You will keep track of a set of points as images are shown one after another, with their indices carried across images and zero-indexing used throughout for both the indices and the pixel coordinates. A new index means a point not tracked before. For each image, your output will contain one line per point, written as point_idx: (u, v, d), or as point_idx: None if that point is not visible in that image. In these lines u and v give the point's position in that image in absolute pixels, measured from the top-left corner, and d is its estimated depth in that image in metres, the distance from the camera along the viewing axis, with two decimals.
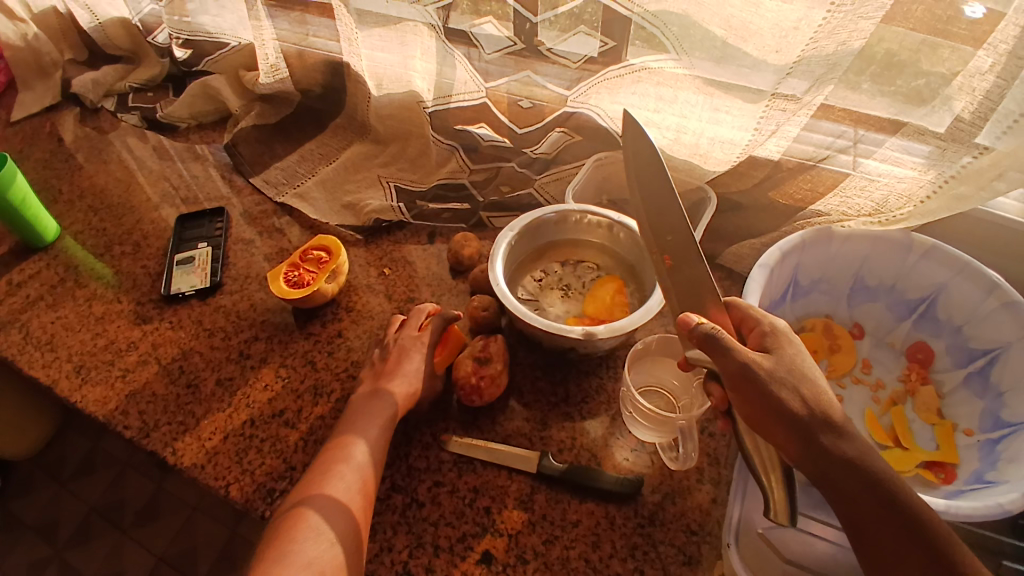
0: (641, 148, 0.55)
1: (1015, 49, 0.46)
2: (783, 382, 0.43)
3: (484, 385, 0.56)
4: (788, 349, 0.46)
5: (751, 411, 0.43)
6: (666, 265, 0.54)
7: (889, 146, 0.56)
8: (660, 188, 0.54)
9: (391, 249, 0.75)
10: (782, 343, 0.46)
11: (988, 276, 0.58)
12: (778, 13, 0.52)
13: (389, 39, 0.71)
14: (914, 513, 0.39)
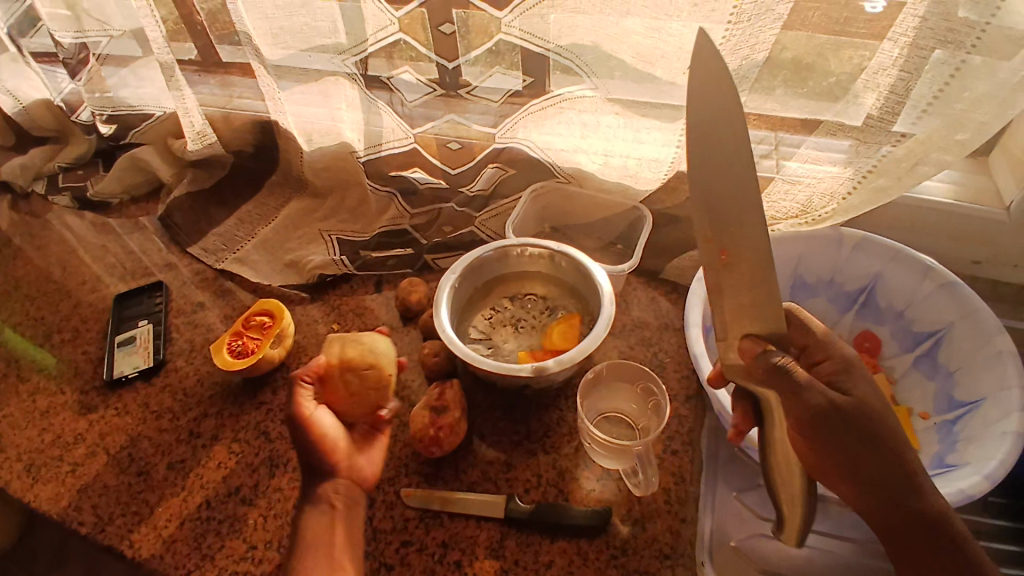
0: (695, 88, 0.42)
1: (916, 40, 0.49)
2: (853, 421, 0.42)
3: (442, 435, 0.55)
4: (850, 378, 0.45)
5: (817, 448, 0.42)
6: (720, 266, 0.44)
7: (807, 147, 0.58)
8: (723, 146, 0.42)
9: (337, 304, 0.74)
10: (849, 370, 0.45)
11: (921, 261, 0.59)
12: (681, 37, 0.55)
13: (312, 93, 0.71)
14: (943, 526, 0.42)
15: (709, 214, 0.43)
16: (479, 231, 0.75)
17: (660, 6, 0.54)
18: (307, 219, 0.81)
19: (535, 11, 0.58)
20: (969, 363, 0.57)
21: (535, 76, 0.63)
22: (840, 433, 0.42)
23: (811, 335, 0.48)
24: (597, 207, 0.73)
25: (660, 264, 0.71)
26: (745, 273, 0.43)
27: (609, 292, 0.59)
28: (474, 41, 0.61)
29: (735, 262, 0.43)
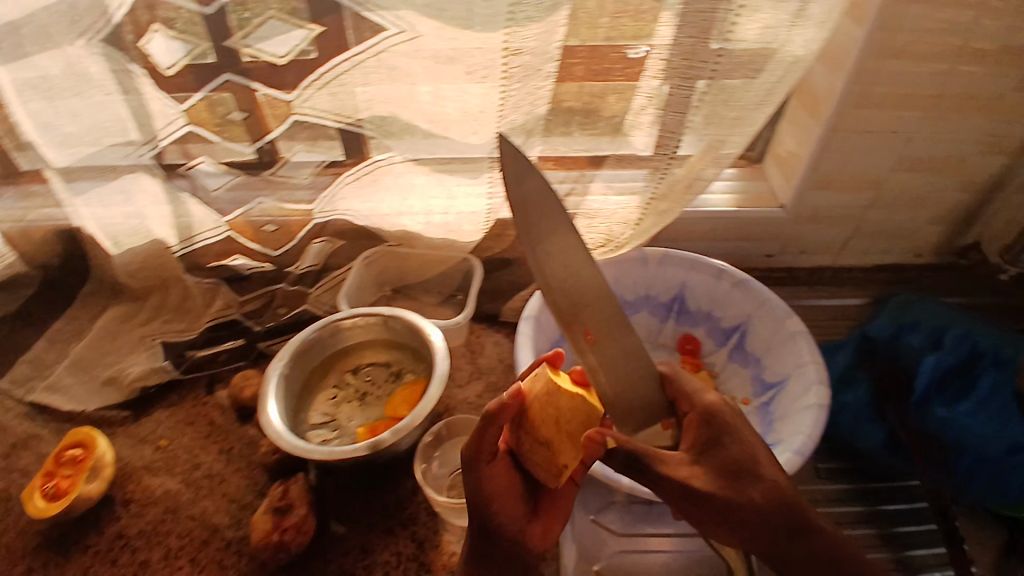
0: (528, 195, 0.46)
1: (667, 80, 0.54)
2: (727, 487, 0.42)
3: (288, 538, 0.54)
4: (727, 434, 0.44)
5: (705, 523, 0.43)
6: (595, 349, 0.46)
7: (600, 180, 0.63)
8: (566, 241, 0.47)
9: (162, 416, 0.72)
10: (733, 431, 0.45)
11: (713, 265, 0.66)
12: (466, 102, 0.56)
13: (112, 193, 0.63)
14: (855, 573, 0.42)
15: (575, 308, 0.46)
16: (314, 307, 0.75)
17: (440, 75, 0.55)
18: (124, 328, 0.74)
19: (321, 89, 0.55)
20: (770, 347, 0.63)
21: (343, 145, 0.62)
22: (717, 502, 0.42)
23: (684, 390, 0.47)
24: (430, 264, 0.74)
25: (495, 308, 0.77)
26: (609, 347, 0.46)
27: (444, 350, 0.61)
28: (268, 124, 0.58)
29: (599, 341, 0.46)
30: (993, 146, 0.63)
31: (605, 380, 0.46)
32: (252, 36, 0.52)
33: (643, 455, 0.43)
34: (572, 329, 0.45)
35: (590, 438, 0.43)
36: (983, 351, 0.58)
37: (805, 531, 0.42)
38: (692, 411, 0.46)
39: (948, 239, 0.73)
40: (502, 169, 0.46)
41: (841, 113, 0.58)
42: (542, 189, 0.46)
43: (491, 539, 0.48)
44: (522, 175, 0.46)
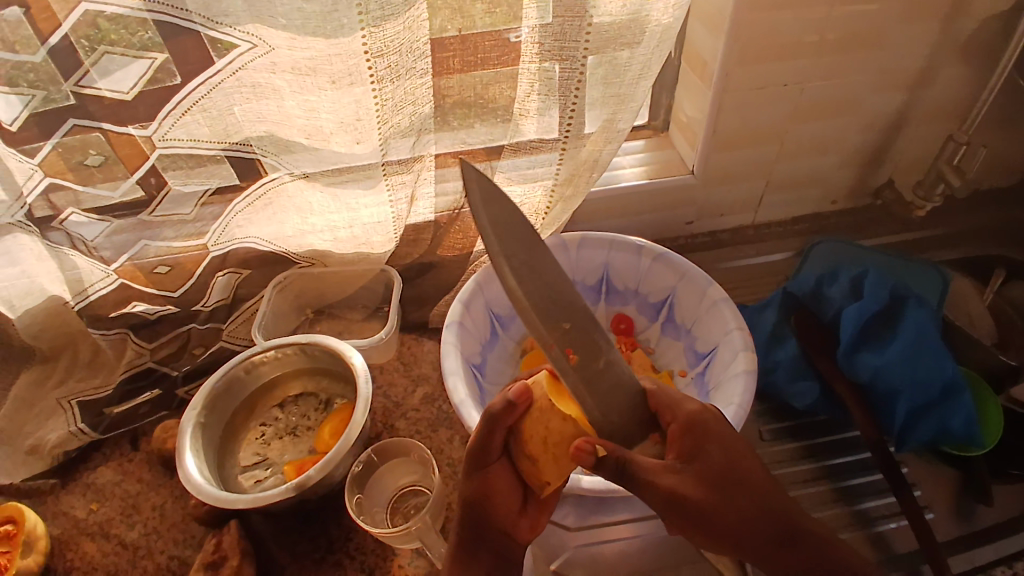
0: (499, 211, 0.44)
1: (541, 66, 0.55)
2: (717, 500, 0.44)
3: None
4: (706, 444, 0.45)
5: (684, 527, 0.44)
6: (571, 362, 0.43)
7: (501, 172, 0.63)
8: (539, 263, 0.44)
9: (89, 480, 0.68)
10: (709, 439, 0.46)
11: (633, 242, 0.64)
12: (338, 111, 0.54)
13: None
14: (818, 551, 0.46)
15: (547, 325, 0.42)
16: (231, 342, 0.72)
17: (304, 87, 0.52)
18: (38, 393, 0.66)
19: (183, 118, 0.52)
20: (698, 317, 0.62)
21: (242, 173, 0.59)
22: (710, 515, 0.43)
23: (662, 400, 0.47)
24: (346, 279, 0.72)
25: (423, 314, 0.74)
26: (591, 367, 0.43)
27: (366, 370, 0.59)
28: (127, 164, 0.54)
29: (582, 362, 0.43)
30: (886, 83, 0.64)
31: (594, 402, 0.43)
32: (85, 78, 0.48)
33: (637, 468, 0.42)
34: (553, 350, 0.42)
35: (578, 450, 0.43)
36: (902, 293, 0.58)
37: (770, 519, 0.45)
38: (674, 423, 0.46)
39: (858, 181, 0.75)
40: (469, 197, 0.43)
41: (727, 73, 0.60)
42: (509, 211, 0.44)
43: (475, 542, 0.50)
44: (486, 195, 0.43)
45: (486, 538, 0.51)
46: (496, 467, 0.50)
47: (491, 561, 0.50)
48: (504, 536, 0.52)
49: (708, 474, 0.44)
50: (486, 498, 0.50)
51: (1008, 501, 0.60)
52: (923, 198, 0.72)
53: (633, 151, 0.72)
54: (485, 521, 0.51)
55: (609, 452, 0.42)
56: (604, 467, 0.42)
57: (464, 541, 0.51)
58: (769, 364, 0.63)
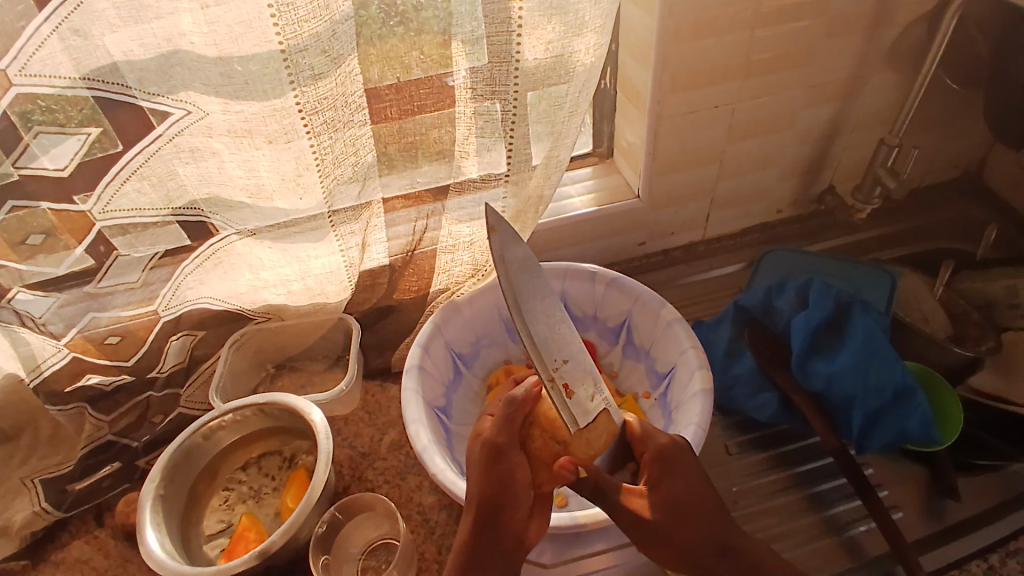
0: (516, 256, 0.47)
1: (476, 109, 0.56)
2: (682, 521, 0.45)
3: None
4: (677, 470, 0.47)
5: (660, 553, 0.46)
6: (569, 395, 0.46)
7: (450, 214, 0.64)
8: (544, 314, 0.47)
9: (59, 559, 0.65)
10: (676, 466, 0.47)
11: (584, 269, 0.65)
12: (279, 169, 0.53)
13: None
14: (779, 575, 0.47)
15: (551, 356, 0.45)
16: (190, 407, 0.72)
17: (242, 148, 0.52)
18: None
19: (123, 187, 0.51)
20: (655, 338, 0.63)
21: (192, 235, 0.58)
22: (674, 534, 0.45)
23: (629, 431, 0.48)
24: (305, 331, 0.72)
25: (385, 360, 0.75)
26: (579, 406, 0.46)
27: (326, 426, 0.59)
28: (72, 237, 0.53)
29: (576, 396, 0.46)
30: (815, 96, 0.66)
31: (594, 424, 0.47)
32: (23, 157, 0.47)
33: (614, 491, 0.44)
34: (556, 383, 0.45)
35: (562, 468, 0.44)
36: (847, 300, 0.59)
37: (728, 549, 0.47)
38: (646, 453, 0.47)
39: (801, 190, 0.77)
40: (492, 240, 0.46)
41: (660, 100, 0.61)
42: (524, 257, 0.47)
43: (481, 556, 0.47)
44: (508, 242, 0.47)
45: (496, 552, 0.47)
46: (508, 474, 0.48)
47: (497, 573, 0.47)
48: (511, 546, 0.48)
49: (678, 500, 0.46)
50: (502, 498, 0.48)
51: (974, 494, 0.61)
52: (862, 202, 0.74)
53: (581, 179, 0.73)
54: (497, 531, 0.47)
55: (591, 473, 0.44)
56: (583, 488, 0.44)
57: (470, 557, 0.47)
58: (728, 380, 0.64)
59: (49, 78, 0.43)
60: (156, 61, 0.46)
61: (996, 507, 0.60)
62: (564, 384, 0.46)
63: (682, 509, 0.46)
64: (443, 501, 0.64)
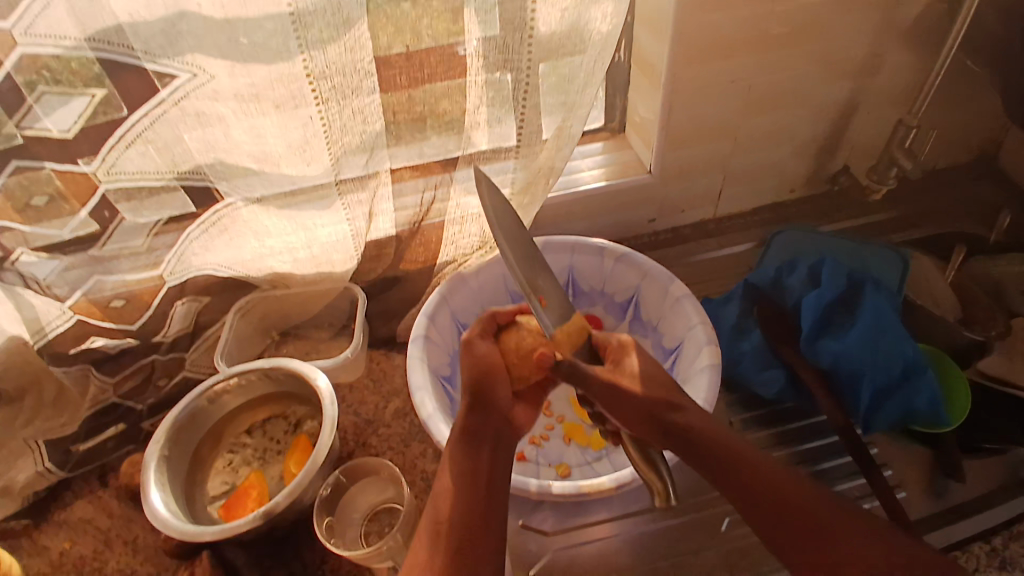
0: (497, 202, 0.52)
1: (487, 78, 0.55)
2: (650, 388, 0.47)
3: None
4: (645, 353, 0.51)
5: (629, 422, 0.47)
6: (544, 305, 0.51)
7: (459, 182, 0.63)
8: (523, 243, 0.53)
9: (62, 518, 0.66)
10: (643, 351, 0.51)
11: (593, 244, 0.65)
12: (286, 135, 0.53)
13: None
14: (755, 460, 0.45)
15: (526, 273, 0.51)
16: (195, 370, 0.71)
17: (248, 113, 0.51)
18: (4, 433, 0.63)
19: (128, 149, 0.50)
20: (663, 314, 0.63)
21: (197, 201, 0.57)
22: (642, 397, 0.46)
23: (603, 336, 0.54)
24: (311, 300, 0.72)
25: (390, 330, 0.75)
26: (555, 309, 0.51)
27: (332, 392, 0.58)
28: (76, 202, 0.53)
29: (549, 305, 0.51)
30: (832, 73, 0.65)
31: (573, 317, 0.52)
32: (26, 118, 0.46)
33: (587, 371, 0.48)
34: (530, 294, 0.50)
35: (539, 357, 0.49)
36: (859, 279, 0.58)
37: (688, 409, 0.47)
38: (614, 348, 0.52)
39: (815, 169, 0.76)
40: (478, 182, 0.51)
41: (675, 72, 0.60)
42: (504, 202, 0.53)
43: (475, 465, 0.47)
44: (489, 189, 0.52)
45: (489, 426, 0.50)
46: (498, 370, 0.53)
47: (490, 444, 0.49)
48: (501, 421, 0.51)
49: (647, 372, 0.49)
50: (489, 376, 0.52)
51: (979, 476, 0.61)
52: (877, 182, 0.73)
53: (591, 154, 0.72)
54: (489, 403, 0.51)
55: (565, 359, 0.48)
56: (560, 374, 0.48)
57: (463, 469, 0.47)
58: (736, 356, 0.63)
59: (55, 38, 0.43)
60: (162, 24, 0.44)
61: (999, 490, 0.60)
62: (540, 297, 0.51)
63: (657, 378, 0.48)
64: None
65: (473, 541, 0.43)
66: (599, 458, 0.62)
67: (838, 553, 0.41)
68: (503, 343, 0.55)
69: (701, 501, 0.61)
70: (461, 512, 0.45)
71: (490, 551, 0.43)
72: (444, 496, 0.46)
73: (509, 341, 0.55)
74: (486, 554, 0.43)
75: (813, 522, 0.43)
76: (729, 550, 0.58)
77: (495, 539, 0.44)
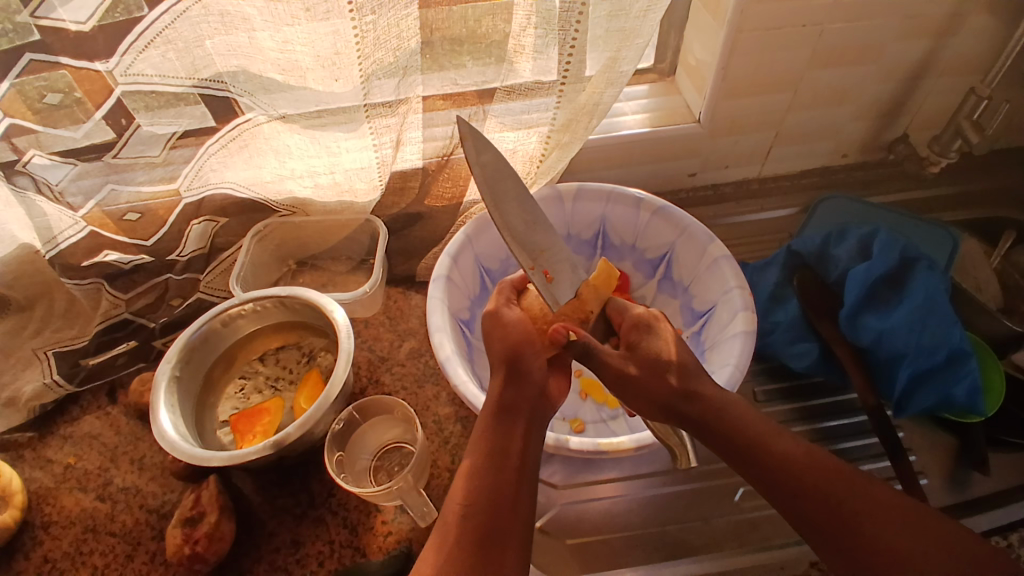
0: (493, 167, 0.47)
1: (537, 3, 0.50)
2: (650, 374, 0.48)
3: (202, 549, 0.52)
4: (653, 334, 0.50)
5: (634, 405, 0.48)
6: (548, 280, 0.50)
7: (494, 116, 0.59)
8: (521, 212, 0.49)
9: (68, 432, 0.66)
10: (655, 330, 0.51)
11: (631, 195, 0.62)
12: (314, 44, 0.48)
13: None
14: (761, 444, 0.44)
15: (526, 248, 0.48)
16: (208, 294, 0.70)
17: (276, 16, 0.47)
18: (12, 343, 0.63)
19: (147, 50, 0.46)
20: (696, 274, 0.60)
21: (217, 116, 0.54)
22: (641, 386, 0.47)
23: (617, 310, 0.54)
24: (330, 230, 0.70)
25: (410, 268, 0.73)
26: (559, 285, 0.51)
27: (349, 326, 0.57)
28: (90, 102, 0.49)
29: (555, 279, 0.50)
30: (910, 30, 0.60)
31: (584, 290, 0.52)
32: (41, 7, 0.42)
33: (598, 352, 0.48)
34: (535, 269, 0.49)
35: (553, 333, 0.48)
36: (913, 255, 0.55)
37: (694, 396, 0.47)
38: (624, 324, 0.53)
39: (871, 135, 0.71)
40: (467, 152, 0.46)
41: (742, 10, 0.55)
42: (500, 165, 0.48)
43: (503, 444, 0.45)
44: (482, 150, 0.46)
45: (525, 401, 0.47)
46: (531, 335, 0.51)
47: (525, 418, 0.47)
48: (536, 397, 0.48)
49: (651, 357, 0.48)
50: (522, 354, 0.50)
51: (1006, 470, 0.59)
52: (938, 154, 0.69)
53: (636, 97, 0.68)
54: (522, 380, 0.49)
55: (579, 336, 0.48)
56: (573, 350, 0.48)
57: (489, 448, 0.44)
58: (768, 325, 0.61)
59: None
60: None
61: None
62: (544, 270, 0.50)
63: (664, 362, 0.48)
64: (459, 413, 0.63)
65: (497, 523, 0.40)
66: (615, 418, 0.60)
67: (869, 547, 0.39)
68: (528, 307, 0.54)
69: (715, 469, 0.60)
70: (487, 494, 0.42)
71: (515, 536, 0.40)
72: (469, 473, 0.43)
73: (533, 307, 0.54)
74: (511, 540, 0.40)
75: (838, 512, 0.41)
76: (739, 520, 0.58)
77: (521, 521, 0.41)
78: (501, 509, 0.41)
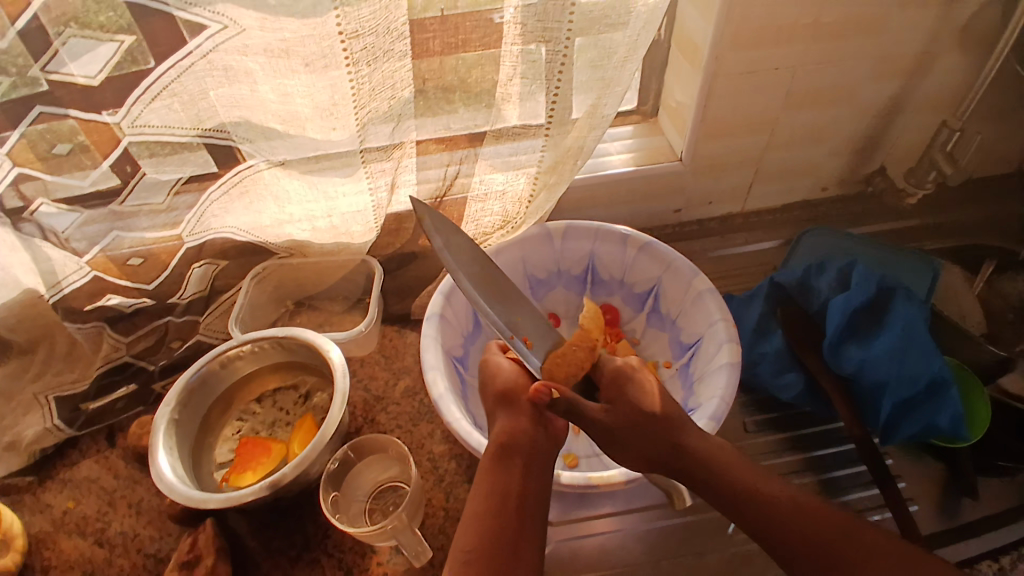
0: (462, 246, 0.54)
1: (524, 51, 0.52)
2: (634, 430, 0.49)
3: None
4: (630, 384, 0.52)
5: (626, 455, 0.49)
6: (529, 345, 0.54)
7: (485, 159, 0.61)
8: (489, 283, 0.55)
9: (67, 476, 0.66)
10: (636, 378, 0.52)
11: (617, 232, 0.64)
12: (313, 96, 0.51)
13: None
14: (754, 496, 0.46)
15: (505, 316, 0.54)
16: (208, 335, 0.71)
17: (278, 70, 0.49)
18: (15, 385, 0.64)
19: (154, 102, 0.48)
20: (683, 308, 0.62)
21: (220, 161, 0.56)
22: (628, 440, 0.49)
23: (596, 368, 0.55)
24: (327, 270, 0.71)
25: (405, 307, 0.74)
26: (543, 348, 0.54)
27: (344, 365, 0.58)
28: (98, 151, 0.51)
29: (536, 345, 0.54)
30: (881, 69, 0.63)
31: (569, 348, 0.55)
32: (52, 62, 0.44)
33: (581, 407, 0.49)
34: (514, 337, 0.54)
35: (538, 391, 0.49)
36: (891, 285, 0.57)
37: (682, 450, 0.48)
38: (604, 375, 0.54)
39: (851, 169, 0.74)
40: (426, 224, 0.53)
41: (719, 55, 0.58)
42: (463, 243, 0.54)
43: (507, 483, 0.46)
44: (439, 225, 0.53)
45: (527, 437, 0.49)
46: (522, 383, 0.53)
47: (533, 455, 0.48)
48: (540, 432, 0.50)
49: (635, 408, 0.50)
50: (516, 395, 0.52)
51: (992, 495, 0.60)
52: (915, 186, 0.72)
53: (621, 137, 0.70)
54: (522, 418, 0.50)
55: (563, 395, 0.49)
56: (558, 408, 0.50)
57: (492, 490, 0.46)
58: (755, 356, 0.62)
59: None
60: None
61: (1012, 511, 0.59)
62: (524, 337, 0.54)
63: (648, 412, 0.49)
64: (454, 451, 0.64)
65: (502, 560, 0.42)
66: (608, 452, 0.61)
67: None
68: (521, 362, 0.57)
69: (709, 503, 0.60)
70: (491, 535, 0.43)
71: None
72: (472, 518, 0.45)
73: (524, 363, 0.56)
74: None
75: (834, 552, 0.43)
76: (734, 554, 0.58)
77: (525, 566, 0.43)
78: (506, 547, 0.43)
